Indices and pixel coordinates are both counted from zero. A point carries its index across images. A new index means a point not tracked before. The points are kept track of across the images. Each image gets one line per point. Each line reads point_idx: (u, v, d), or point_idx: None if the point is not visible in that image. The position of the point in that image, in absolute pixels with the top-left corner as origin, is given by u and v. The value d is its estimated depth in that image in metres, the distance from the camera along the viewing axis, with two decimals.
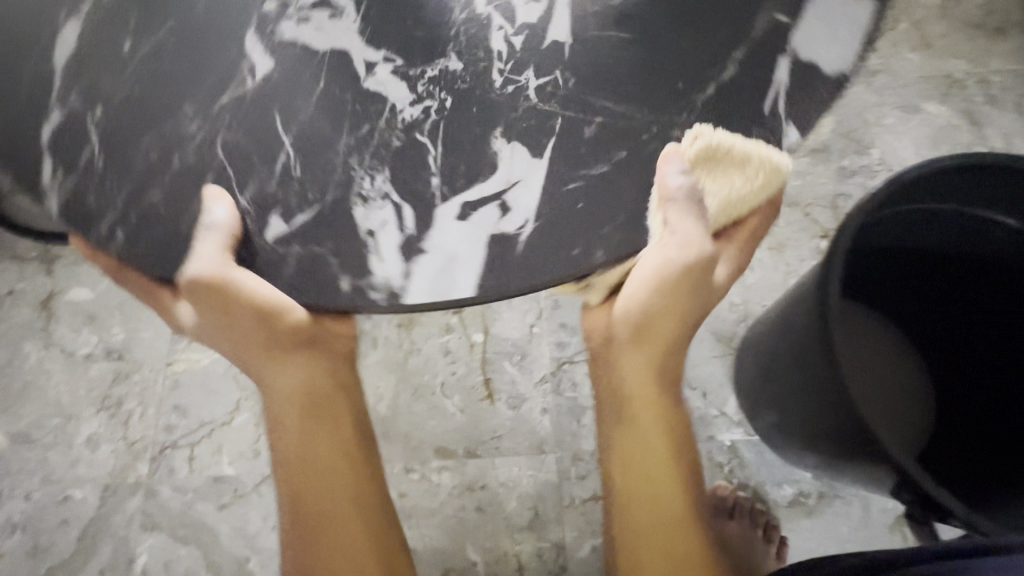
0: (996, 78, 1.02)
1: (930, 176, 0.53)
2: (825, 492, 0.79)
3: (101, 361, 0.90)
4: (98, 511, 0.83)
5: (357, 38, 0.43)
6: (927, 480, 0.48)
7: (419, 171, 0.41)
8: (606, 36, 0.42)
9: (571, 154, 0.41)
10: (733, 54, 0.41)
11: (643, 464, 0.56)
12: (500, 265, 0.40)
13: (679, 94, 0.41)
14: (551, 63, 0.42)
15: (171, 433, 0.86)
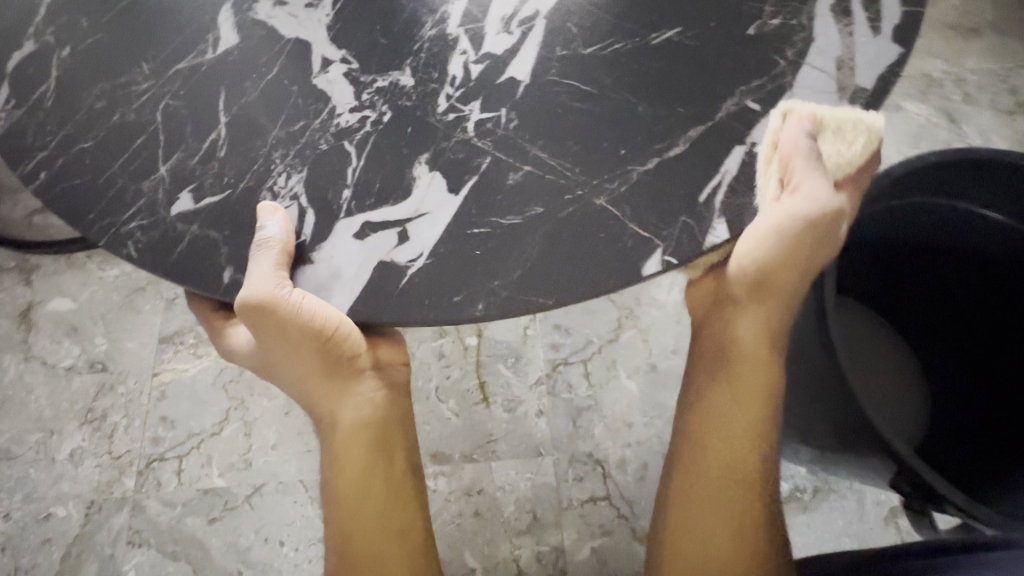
0: (971, 77, 1.05)
1: (920, 171, 0.55)
2: (820, 487, 0.79)
3: (84, 373, 0.87)
4: (84, 528, 0.80)
5: (323, 32, 0.46)
6: (924, 468, 0.48)
7: (336, 180, 0.43)
8: (566, 82, 0.45)
9: (497, 186, 0.42)
10: (704, 85, 0.44)
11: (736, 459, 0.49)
12: (441, 275, 0.40)
13: (637, 118, 0.43)
14: (513, 70, 0.45)
15: (158, 446, 0.83)
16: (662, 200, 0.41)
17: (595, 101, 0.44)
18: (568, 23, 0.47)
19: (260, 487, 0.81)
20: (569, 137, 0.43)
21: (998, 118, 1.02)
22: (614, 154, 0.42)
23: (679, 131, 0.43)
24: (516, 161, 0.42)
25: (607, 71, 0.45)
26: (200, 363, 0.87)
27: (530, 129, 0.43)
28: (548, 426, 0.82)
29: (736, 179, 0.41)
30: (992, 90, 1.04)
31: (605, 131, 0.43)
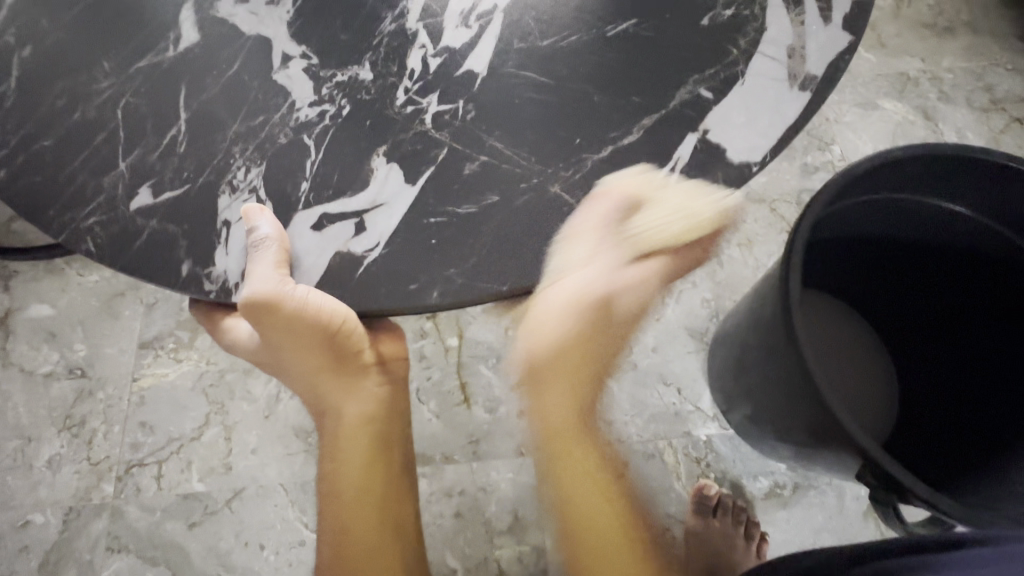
0: (947, 75, 1.06)
1: (883, 168, 0.55)
2: (799, 483, 0.80)
3: (63, 379, 0.87)
4: (62, 535, 0.79)
5: (284, 28, 0.47)
6: (887, 460, 0.48)
7: (294, 172, 0.43)
8: (522, 72, 0.45)
9: (455, 175, 0.43)
10: (656, 74, 0.45)
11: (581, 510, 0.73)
12: (404, 261, 0.41)
13: (590, 110, 0.44)
14: (474, 64, 0.45)
15: (137, 451, 0.83)
16: (613, 187, 0.42)
17: (551, 91, 0.44)
18: (526, 16, 0.47)
19: (240, 492, 0.81)
20: (527, 128, 0.44)
21: (974, 115, 1.03)
22: (572, 145, 0.43)
23: (636, 119, 0.44)
24: (474, 151, 0.43)
25: (565, 63, 0.45)
26: (180, 368, 0.87)
27: (487, 121, 0.44)
28: None
29: (687, 166, 0.43)
30: (968, 88, 1.05)
31: (560, 123, 0.44)
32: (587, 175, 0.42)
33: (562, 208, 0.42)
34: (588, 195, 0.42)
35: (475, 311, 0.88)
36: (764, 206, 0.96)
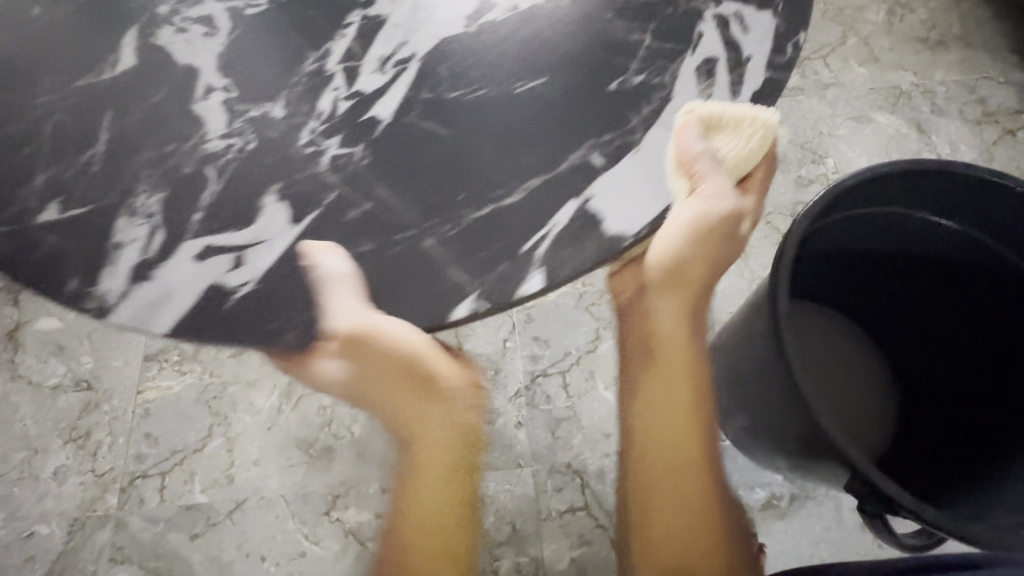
0: (940, 88, 1.07)
1: (872, 182, 0.56)
2: (797, 494, 0.80)
3: (69, 392, 0.88)
4: (67, 546, 0.81)
5: (212, 61, 0.49)
6: (876, 473, 0.48)
7: (190, 204, 0.45)
8: (426, 122, 0.47)
9: (338, 220, 0.44)
10: (553, 124, 0.47)
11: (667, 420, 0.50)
12: (269, 306, 0.43)
13: (488, 160, 0.46)
14: (388, 109, 0.48)
15: (142, 463, 0.84)
16: (481, 247, 0.44)
17: (447, 142, 0.46)
18: (440, 67, 0.49)
19: (242, 503, 0.82)
20: (424, 176, 0.45)
21: (967, 127, 1.04)
22: (457, 202, 0.45)
23: (514, 183, 0.45)
24: (359, 199, 0.45)
25: (461, 116, 0.47)
26: (184, 380, 0.88)
27: (388, 168, 0.46)
28: (527, 437, 0.83)
29: (563, 231, 0.44)
30: (961, 100, 1.06)
31: (441, 179, 0.45)
32: (467, 234, 0.44)
33: (436, 262, 0.44)
34: (460, 246, 0.44)
35: (474, 324, 0.89)
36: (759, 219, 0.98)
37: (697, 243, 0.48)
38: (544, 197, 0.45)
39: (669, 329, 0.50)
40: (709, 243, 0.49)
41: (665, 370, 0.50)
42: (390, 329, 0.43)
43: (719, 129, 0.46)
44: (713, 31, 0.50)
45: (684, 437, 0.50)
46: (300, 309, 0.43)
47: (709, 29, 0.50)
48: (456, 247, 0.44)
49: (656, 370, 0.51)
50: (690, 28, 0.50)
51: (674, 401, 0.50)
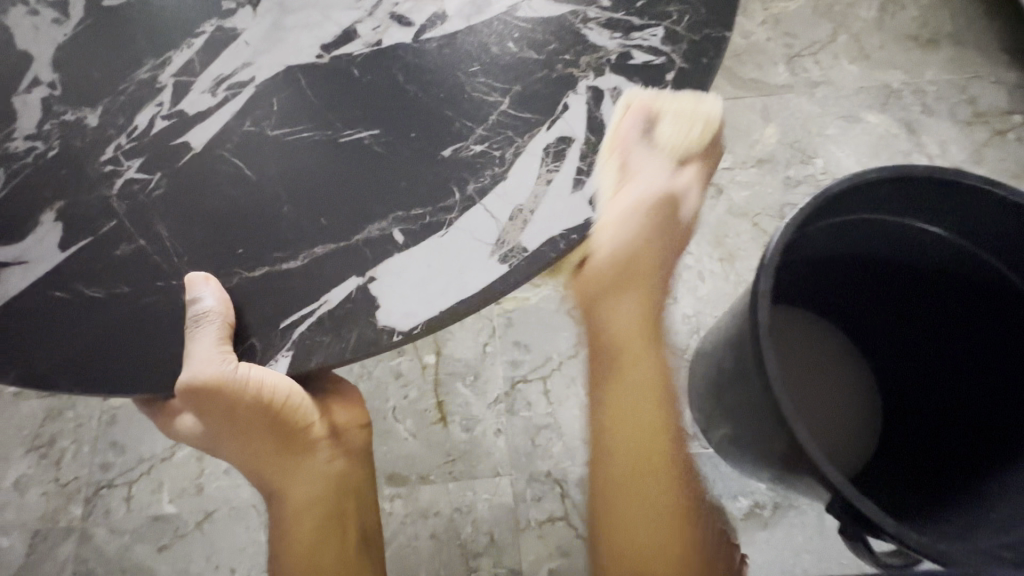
0: (931, 88, 1.05)
1: (858, 188, 0.54)
2: (780, 503, 0.79)
3: (32, 398, 0.85)
4: (28, 559, 0.78)
5: (50, 52, 0.52)
6: (856, 494, 0.46)
7: (35, 206, 0.48)
8: (222, 156, 0.48)
9: (195, 258, 0.45)
10: (252, 169, 0.48)
11: (633, 420, 0.56)
12: (74, 336, 0.45)
13: (224, 211, 0.47)
14: (251, 138, 0.49)
15: (107, 472, 0.81)
16: (287, 295, 0.45)
17: (245, 187, 0.47)
18: (276, 97, 0.50)
19: (211, 513, 0.79)
20: (194, 224, 0.46)
21: (956, 128, 1.03)
22: (229, 252, 0.45)
23: (306, 245, 0.45)
24: (135, 233, 0.46)
25: (284, 157, 0.48)
26: None
27: (167, 203, 0.47)
28: (506, 445, 0.81)
29: (331, 311, 0.44)
30: (951, 100, 1.05)
31: (246, 223, 0.46)
32: (285, 290, 0.45)
33: (255, 311, 0.44)
34: (260, 295, 0.45)
35: (453, 328, 0.87)
36: (746, 220, 0.96)
37: (639, 258, 0.52)
38: (361, 250, 0.45)
39: (633, 343, 0.55)
40: (649, 272, 0.53)
41: (641, 376, 0.56)
42: (135, 378, 0.43)
43: (692, 121, 0.48)
44: (581, 102, 0.49)
45: (654, 436, 0.56)
46: (128, 353, 0.44)
47: (576, 99, 0.49)
48: (284, 309, 0.44)
49: (616, 371, 0.56)
50: (560, 89, 0.49)
51: (637, 401, 0.56)
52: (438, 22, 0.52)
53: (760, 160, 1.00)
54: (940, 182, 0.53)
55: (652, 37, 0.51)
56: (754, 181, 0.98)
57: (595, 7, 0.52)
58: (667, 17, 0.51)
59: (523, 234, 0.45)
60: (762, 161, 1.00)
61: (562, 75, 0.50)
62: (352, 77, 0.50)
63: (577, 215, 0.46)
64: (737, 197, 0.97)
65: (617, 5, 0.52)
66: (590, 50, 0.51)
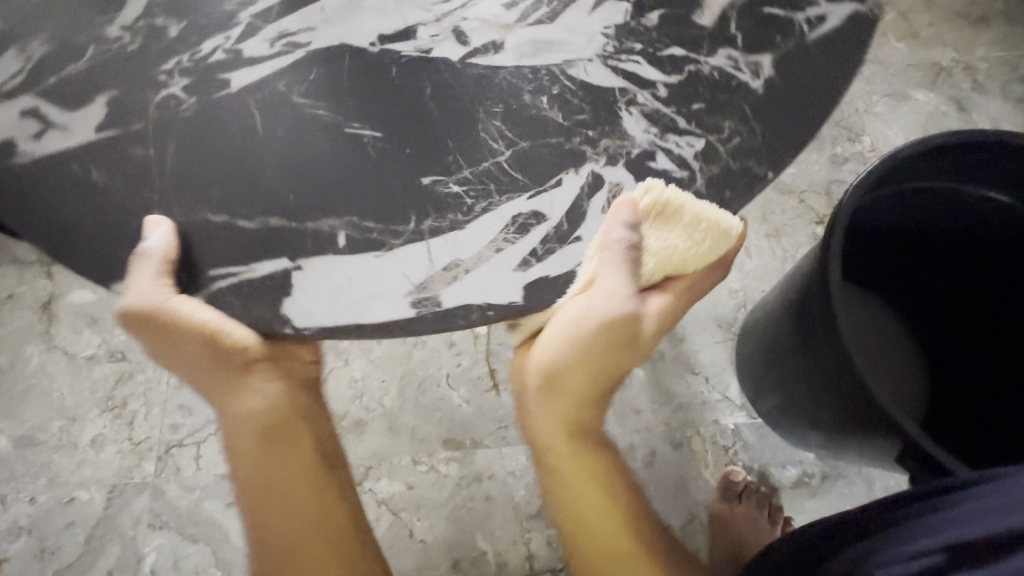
0: (981, 66, 1.04)
1: (923, 155, 0.54)
2: (829, 472, 0.80)
3: (104, 362, 0.89)
4: (106, 512, 0.82)
5: None
6: (930, 445, 0.49)
7: (35, 81, 0.47)
8: (238, 102, 0.46)
9: (163, 197, 0.43)
10: (259, 122, 0.45)
11: (590, 523, 0.56)
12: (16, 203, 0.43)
13: (203, 158, 0.44)
14: (262, 97, 0.46)
15: (176, 433, 0.86)
16: (219, 254, 0.42)
17: (244, 140, 0.44)
18: (313, 69, 0.46)
19: None
20: (177, 157, 0.44)
21: (1008, 106, 1.02)
22: (202, 194, 0.43)
23: (261, 212, 0.42)
24: (118, 137, 0.45)
25: (287, 124, 0.45)
26: None
27: (164, 129, 0.45)
28: None
29: (256, 281, 0.41)
30: (1002, 78, 1.03)
31: (229, 173, 0.43)
32: (236, 248, 0.42)
33: (209, 260, 0.42)
34: (202, 248, 0.42)
35: None
36: (792, 197, 0.96)
37: (613, 332, 0.48)
38: (302, 237, 0.42)
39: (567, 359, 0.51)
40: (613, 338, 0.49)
41: (583, 404, 0.55)
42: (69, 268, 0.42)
43: (660, 219, 0.42)
44: (576, 187, 0.43)
45: (607, 518, 0.56)
46: (71, 232, 0.42)
47: (572, 179, 0.43)
48: (231, 265, 0.42)
49: (574, 402, 0.54)
50: (561, 163, 0.44)
51: (585, 494, 0.56)
52: (490, 51, 0.47)
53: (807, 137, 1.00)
54: (1007, 147, 0.53)
55: (689, 147, 0.44)
56: (801, 158, 0.99)
57: (649, 92, 0.46)
58: (716, 131, 0.44)
59: (445, 288, 0.41)
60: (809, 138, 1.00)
61: (573, 147, 0.44)
62: (361, 89, 0.46)
63: (501, 297, 0.41)
64: (783, 173, 0.97)
65: (675, 98, 0.45)
66: (617, 134, 0.44)
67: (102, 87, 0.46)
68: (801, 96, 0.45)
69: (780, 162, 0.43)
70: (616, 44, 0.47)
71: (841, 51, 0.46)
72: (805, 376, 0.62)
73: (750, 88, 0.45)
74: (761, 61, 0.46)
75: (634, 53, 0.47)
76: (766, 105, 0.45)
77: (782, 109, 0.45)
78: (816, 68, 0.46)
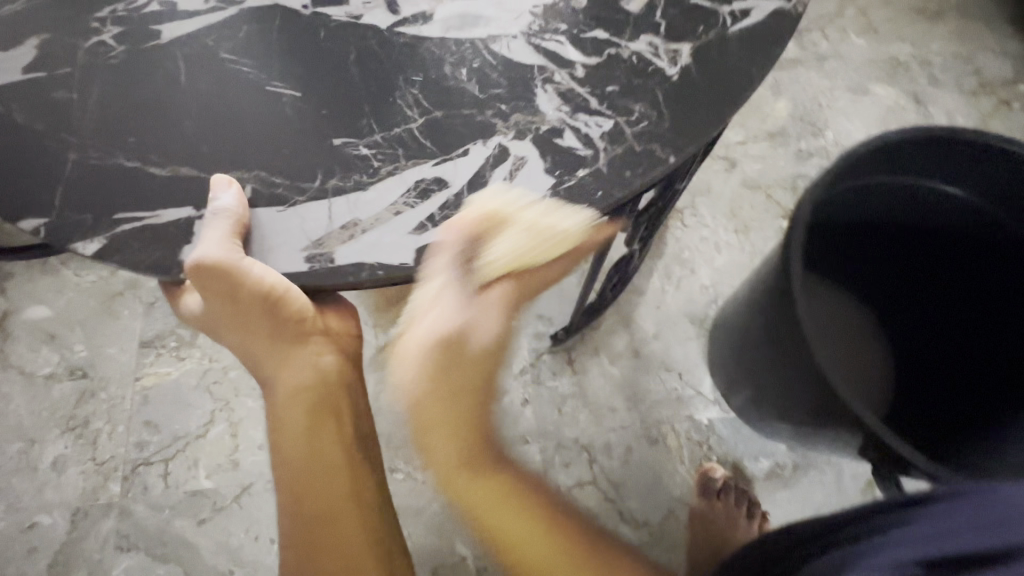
0: (937, 60, 1.07)
1: (877, 153, 0.56)
2: (800, 463, 0.82)
3: (64, 381, 0.86)
4: (70, 536, 0.80)
5: None
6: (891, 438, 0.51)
7: None
8: (165, 54, 0.45)
9: (82, 141, 0.42)
10: (185, 74, 0.44)
11: (521, 547, 0.49)
12: None
13: (128, 106, 0.43)
14: (187, 53, 0.45)
15: (143, 451, 0.83)
16: (129, 195, 0.41)
17: (170, 89, 0.44)
18: (245, 28, 0.46)
19: (248, 487, 0.81)
20: (101, 104, 0.43)
21: (963, 99, 1.05)
22: (120, 135, 0.42)
23: (178, 160, 0.42)
24: (44, 84, 0.44)
25: (214, 78, 0.44)
26: (183, 366, 0.87)
27: (92, 76, 0.44)
28: (533, 415, 0.84)
29: (163, 224, 0.40)
30: (957, 72, 1.06)
31: (148, 114, 0.43)
32: (151, 192, 0.41)
33: (122, 199, 0.41)
34: (116, 189, 0.41)
35: None
36: (760, 192, 0.98)
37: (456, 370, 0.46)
38: (200, 182, 0.41)
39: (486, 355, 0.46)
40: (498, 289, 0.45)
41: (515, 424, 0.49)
42: None
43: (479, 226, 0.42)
44: (482, 157, 0.43)
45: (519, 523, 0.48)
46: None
47: (480, 149, 0.43)
48: (144, 205, 0.41)
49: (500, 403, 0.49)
50: (469, 133, 0.44)
51: (502, 518, 0.48)
52: (419, 21, 0.47)
53: (772, 133, 1.02)
54: (954, 142, 0.55)
55: (596, 125, 0.44)
56: (767, 154, 1.00)
57: (567, 71, 0.46)
58: (624, 114, 0.45)
59: (341, 245, 0.41)
60: (774, 134, 1.02)
61: (484, 120, 0.44)
62: (294, 60, 0.45)
63: (391, 257, 0.40)
64: (750, 170, 0.99)
65: (591, 78, 0.46)
66: (530, 110, 0.45)
67: (36, 40, 0.45)
68: (712, 86, 0.45)
69: (682, 150, 0.43)
70: (543, 23, 0.48)
71: (757, 48, 0.47)
72: (770, 370, 0.64)
73: (663, 75, 0.46)
74: (679, 50, 0.47)
75: (559, 34, 0.47)
76: (675, 91, 0.45)
77: (691, 97, 0.45)
78: (730, 60, 0.46)
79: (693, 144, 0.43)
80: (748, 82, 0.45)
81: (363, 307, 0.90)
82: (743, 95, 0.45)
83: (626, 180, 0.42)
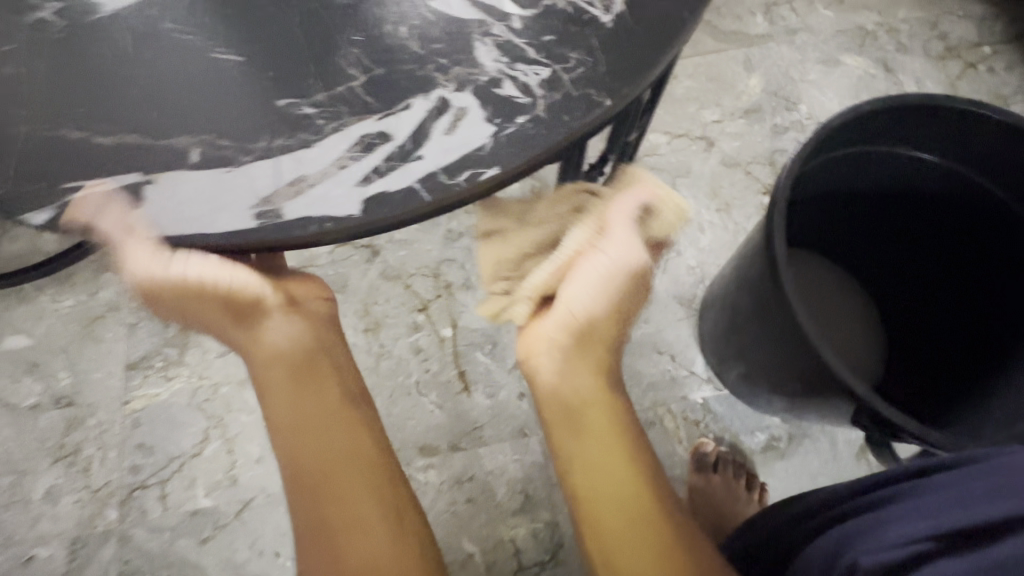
0: (904, 27, 1.08)
1: (856, 122, 0.56)
2: (794, 433, 0.83)
3: (50, 410, 0.84)
4: (70, 566, 0.78)
5: None
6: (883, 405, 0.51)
7: None
8: (101, 20, 0.41)
9: (19, 115, 0.38)
10: (122, 38, 0.40)
11: (602, 473, 0.53)
12: None
13: (66, 75, 0.39)
14: (120, 20, 0.41)
15: (138, 474, 0.82)
16: (69, 164, 0.37)
17: (107, 55, 0.40)
18: None
19: (248, 502, 0.81)
20: (36, 74, 0.40)
21: (930, 64, 1.06)
22: (56, 106, 0.39)
23: (117, 130, 0.38)
24: None
25: (149, 45, 0.40)
26: (173, 386, 0.86)
27: (28, 46, 0.40)
28: (530, 407, 0.85)
29: (104, 194, 0.37)
30: (924, 38, 1.08)
31: (84, 82, 0.39)
32: (90, 161, 0.37)
33: (63, 170, 0.37)
34: (57, 161, 0.37)
35: (466, 299, 0.91)
36: (739, 169, 0.98)
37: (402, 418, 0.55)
38: (138, 151, 0.37)
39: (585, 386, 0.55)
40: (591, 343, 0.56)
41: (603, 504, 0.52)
42: None
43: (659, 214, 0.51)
44: (424, 110, 0.38)
45: (616, 461, 0.54)
46: None
47: (425, 100, 0.38)
48: (83, 176, 0.37)
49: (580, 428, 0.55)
50: (413, 87, 0.38)
51: (605, 450, 0.54)
52: None
53: (747, 111, 1.03)
54: (932, 110, 0.56)
55: (533, 75, 0.39)
56: (743, 131, 1.01)
57: (503, 24, 0.40)
58: (560, 62, 0.39)
59: (288, 202, 0.36)
60: (749, 111, 1.03)
61: (425, 75, 0.39)
62: (233, 24, 0.41)
63: (340, 208, 0.36)
64: (728, 148, 1.00)
65: (530, 30, 0.40)
66: (467, 63, 0.39)
67: None
68: (650, 29, 0.40)
69: (620, 99, 0.38)
70: None
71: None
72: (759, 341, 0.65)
73: (598, 23, 0.40)
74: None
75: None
76: (609, 36, 0.40)
77: (626, 42, 0.39)
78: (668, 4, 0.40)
79: (631, 93, 0.38)
80: (688, 25, 0.40)
81: (353, 311, 0.90)
82: (682, 37, 0.39)
83: (563, 130, 0.37)
